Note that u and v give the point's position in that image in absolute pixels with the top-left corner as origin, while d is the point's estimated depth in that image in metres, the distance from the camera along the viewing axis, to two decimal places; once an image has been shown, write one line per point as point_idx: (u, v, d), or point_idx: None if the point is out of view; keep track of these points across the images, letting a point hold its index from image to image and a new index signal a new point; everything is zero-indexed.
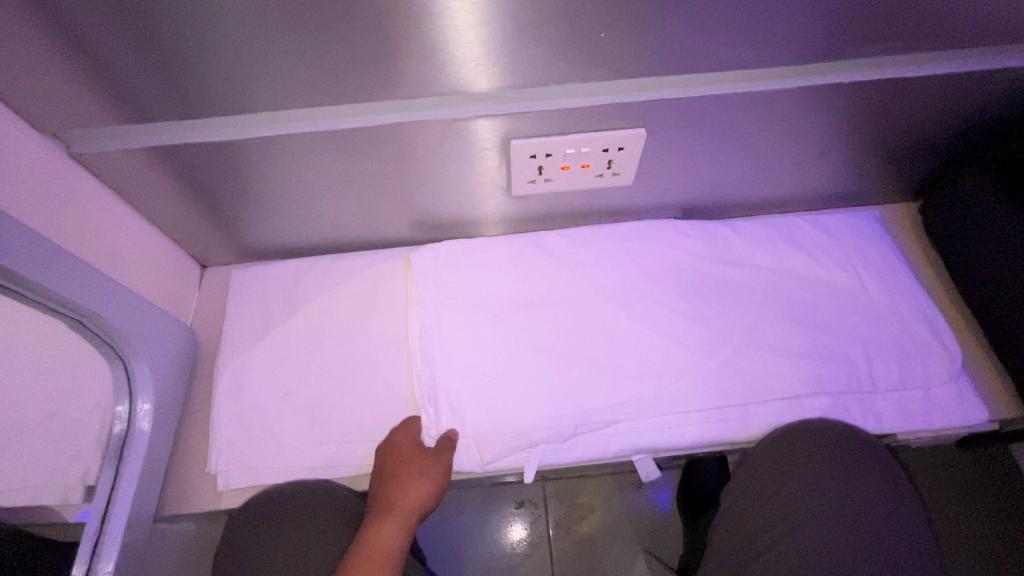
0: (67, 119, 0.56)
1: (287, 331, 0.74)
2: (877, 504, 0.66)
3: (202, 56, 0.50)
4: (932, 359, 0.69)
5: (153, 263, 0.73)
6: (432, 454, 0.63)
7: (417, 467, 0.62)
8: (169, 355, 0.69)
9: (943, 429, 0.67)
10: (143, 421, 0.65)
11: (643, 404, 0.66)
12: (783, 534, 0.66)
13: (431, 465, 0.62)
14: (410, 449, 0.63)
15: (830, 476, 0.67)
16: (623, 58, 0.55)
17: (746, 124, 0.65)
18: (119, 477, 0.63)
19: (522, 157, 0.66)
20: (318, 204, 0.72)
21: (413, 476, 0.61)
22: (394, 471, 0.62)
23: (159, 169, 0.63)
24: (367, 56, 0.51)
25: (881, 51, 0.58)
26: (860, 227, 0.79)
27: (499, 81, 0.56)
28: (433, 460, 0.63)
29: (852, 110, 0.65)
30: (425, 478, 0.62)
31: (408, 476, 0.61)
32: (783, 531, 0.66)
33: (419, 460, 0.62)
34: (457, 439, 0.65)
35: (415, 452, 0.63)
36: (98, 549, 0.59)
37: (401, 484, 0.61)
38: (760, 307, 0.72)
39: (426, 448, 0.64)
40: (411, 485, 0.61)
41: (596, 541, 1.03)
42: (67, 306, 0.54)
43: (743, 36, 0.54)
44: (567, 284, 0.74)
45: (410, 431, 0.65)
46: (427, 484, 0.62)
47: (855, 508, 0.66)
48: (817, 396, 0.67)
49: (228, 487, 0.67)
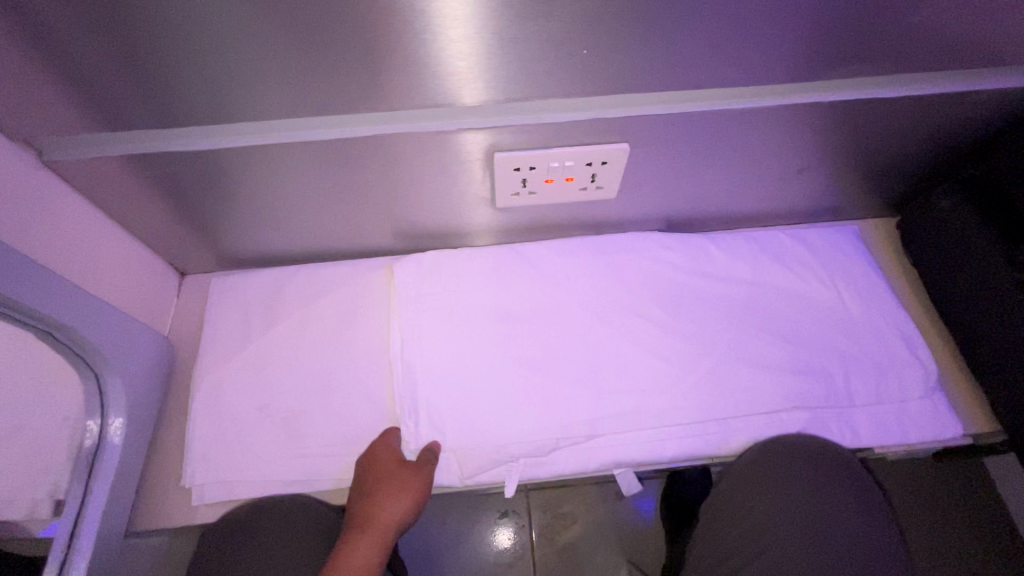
0: (38, 125, 0.54)
1: (267, 342, 0.73)
2: (852, 519, 0.66)
3: (182, 64, 0.49)
4: (910, 375, 0.70)
5: (129, 271, 0.72)
6: (414, 469, 0.63)
7: (398, 481, 0.61)
8: (143, 366, 0.68)
9: (919, 444, 0.68)
10: (115, 434, 0.64)
11: (626, 418, 0.66)
12: (760, 551, 0.65)
13: (412, 480, 0.62)
14: (392, 462, 0.62)
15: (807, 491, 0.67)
16: (607, 74, 0.55)
17: (729, 140, 0.66)
18: (88, 493, 0.61)
19: (506, 170, 0.65)
20: (300, 213, 0.71)
21: (393, 491, 0.61)
22: (375, 485, 0.61)
23: (135, 176, 0.62)
24: (349, 69, 0.51)
25: (859, 72, 0.59)
26: (840, 242, 0.80)
27: (482, 95, 0.56)
28: (415, 474, 0.62)
29: (832, 128, 0.66)
30: (406, 493, 0.61)
31: (389, 491, 0.61)
32: (761, 548, 0.65)
33: (401, 474, 0.62)
34: (439, 452, 0.65)
35: (397, 466, 0.62)
36: (65, 567, 0.58)
37: (382, 499, 0.60)
38: (741, 321, 0.73)
39: (407, 462, 0.63)
40: (392, 500, 0.60)
41: (579, 551, 1.03)
42: (38, 318, 0.52)
43: (726, 54, 0.54)
44: (549, 296, 0.74)
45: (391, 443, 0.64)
46: (408, 498, 0.61)
47: (831, 524, 0.66)
48: (796, 410, 0.68)
49: (203, 501, 0.65)
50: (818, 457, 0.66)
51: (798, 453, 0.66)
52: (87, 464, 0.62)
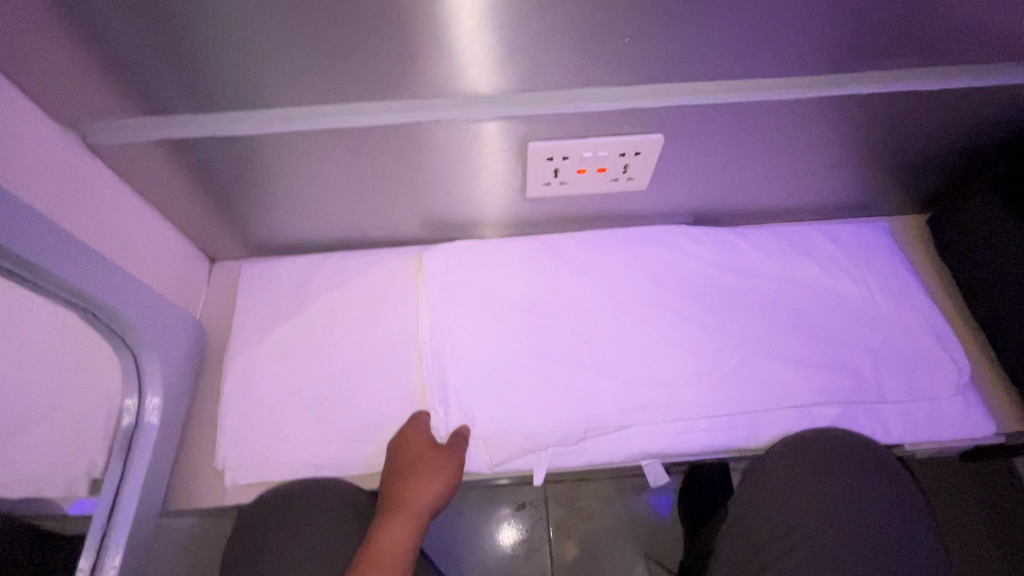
0: (83, 108, 0.55)
1: (297, 328, 0.74)
2: (885, 507, 0.66)
3: (227, 49, 0.50)
4: (940, 372, 0.70)
5: (164, 255, 0.73)
6: (443, 453, 0.63)
7: (429, 464, 0.62)
8: (178, 349, 0.69)
9: (950, 441, 0.68)
10: (152, 414, 0.65)
11: (654, 410, 0.67)
12: (795, 543, 0.65)
13: (443, 463, 0.62)
14: (423, 446, 0.63)
15: (842, 482, 0.66)
16: (645, 63, 0.55)
17: (763, 132, 0.65)
18: (126, 472, 0.62)
19: (538, 160, 0.66)
20: (331, 201, 0.72)
21: (425, 473, 0.61)
22: (407, 468, 0.62)
23: (174, 161, 0.63)
24: (388, 54, 0.51)
25: (899, 64, 0.58)
26: (870, 238, 0.79)
27: (518, 83, 0.56)
28: (444, 458, 0.62)
29: (868, 122, 0.65)
30: (437, 476, 0.61)
31: (421, 474, 0.61)
32: (795, 539, 0.65)
33: (432, 457, 0.62)
34: (468, 438, 0.65)
35: (427, 449, 0.63)
36: (104, 544, 0.60)
37: (414, 482, 0.61)
38: (769, 316, 0.73)
39: (437, 445, 0.64)
40: (424, 482, 0.60)
41: (597, 544, 1.03)
42: (81, 297, 0.54)
43: (767, 44, 0.54)
44: (577, 288, 0.74)
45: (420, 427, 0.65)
46: (440, 481, 0.61)
47: (864, 513, 0.66)
48: (826, 406, 0.68)
49: (235, 483, 0.66)
50: (853, 451, 0.66)
51: (832, 448, 0.66)
52: (126, 442, 0.63)
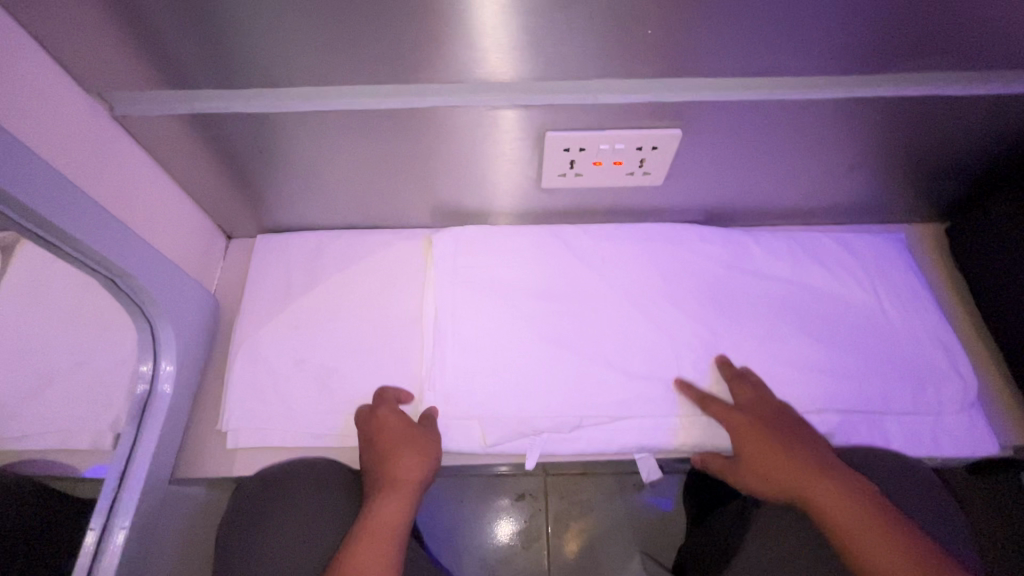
0: (110, 79, 0.56)
1: (307, 306, 0.75)
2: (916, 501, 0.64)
3: (248, 26, 0.50)
4: (948, 388, 0.69)
5: (182, 229, 0.74)
6: (423, 430, 0.64)
7: (411, 441, 0.62)
8: (193, 321, 0.71)
9: (952, 457, 0.67)
10: (166, 382, 0.67)
11: (652, 403, 0.67)
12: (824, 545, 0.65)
13: (423, 440, 0.63)
14: (397, 425, 0.64)
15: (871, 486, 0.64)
16: (665, 57, 0.55)
17: (781, 132, 0.65)
18: (139, 437, 0.64)
19: (555, 150, 0.66)
20: (346, 184, 0.72)
21: (405, 450, 0.61)
22: (387, 448, 0.62)
23: (195, 137, 0.64)
24: (409, 38, 0.52)
25: (924, 68, 0.57)
26: (886, 249, 0.78)
27: (539, 71, 0.56)
28: (421, 432, 0.63)
29: (889, 127, 0.64)
30: (418, 452, 0.62)
31: (403, 451, 0.61)
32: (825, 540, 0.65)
33: (410, 435, 0.63)
34: (438, 415, 0.66)
35: (406, 428, 0.63)
36: (115, 506, 0.61)
37: (396, 460, 0.61)
38: (777, 319, 0.72)
39: (410, 423, 0.64)
40: (407, 459, 0.61)
41: (595, 538, 1.04)
42: (102, 264, 0.56)
43: (791, 42, 0.53)
44: (585, 279, 0.74)
45: (391, 409, 0.65)
46: (425, 455, 0.62)
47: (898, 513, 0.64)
48: (825, 413, 0.67)
49: (237, 446, 0.68)
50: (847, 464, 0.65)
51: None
52: (140, 407, 0.65)
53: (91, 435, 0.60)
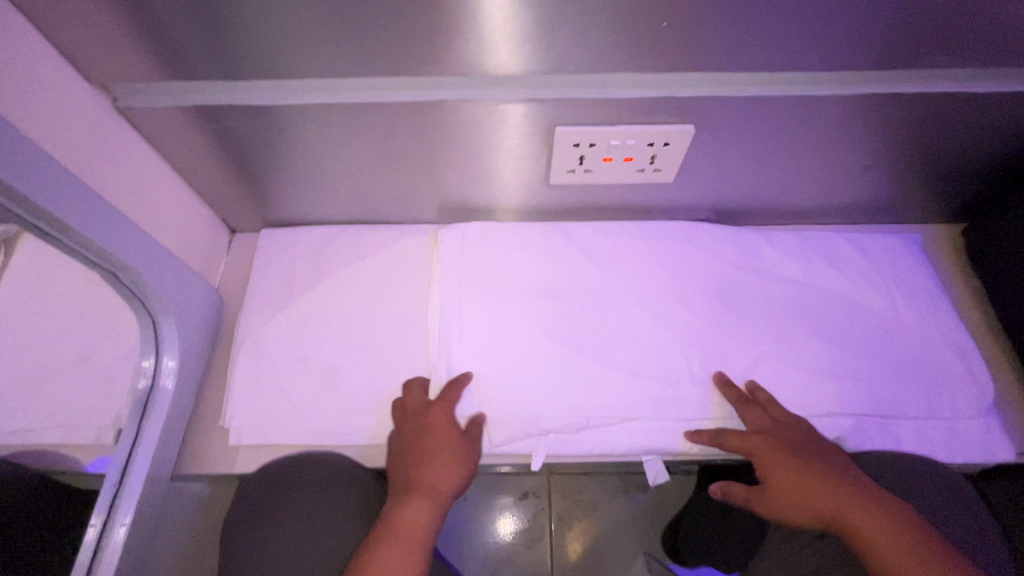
0: (113, 70, 0.56)
1: (311, 302, 0.74)
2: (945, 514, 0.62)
3: (252, 16, 0.49)
4: (963, 393, 0.68)
5: (185, 223, 0.73)
6: (467, 441, 0.62)
7: (453, 449, 0.61)
8: (196, 316, 0.70)
9: (966, 463, 0.66)
10: (167, 378, 0.66)
11: (661, 404, 0.66)
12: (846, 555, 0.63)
13: (466, 452, 0.61)
14: (446, 428, 0.62)
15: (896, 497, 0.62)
16: (679, 50, 0.53)
17: (796, 129, 0.63)
18: (140, 434, 0.64)
19: (565, 146, 0.64)
20: (352, 178, 0.71)
21: (447, 459, 0.60)
22: (429, 451, 0.60)
23: (199, 129, 0.63)
24: (418, 30, 0.51)
25: (945, 64, 0.56)
26: (900, 249, 0.77)
27: (549, 65, 0.55)
28: (465, 444, 0.61)
29: (908, 125, 0.63)
30: (458, 462, 0.60)
31: (443, 458, 0.60)
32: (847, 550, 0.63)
33: (455, 443, 0.61)
34: (484, 422, 0.65)
35: (453, 435, 0.62)
36: (117, 500, 0.61)
37: (436, 465, 0.59)
38: (788, 320, 0.71)
39: (457, 429, 0.62)
40: (446, 468, 0.59)
41: (598, 538, 1.03)
42: (105, 258, 0.55)
43: (812, 36, 0.52)
44: (593, 277, 0.73)
45: (447, 411, 0.63)
46: (461, 467, 0.60)
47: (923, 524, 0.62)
48: (836, 417, 0.66)
49: (239, 443, 0.67)
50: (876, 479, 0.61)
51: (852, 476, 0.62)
52: (142, 403, 0.65)
53: (92, 430, 0.60)
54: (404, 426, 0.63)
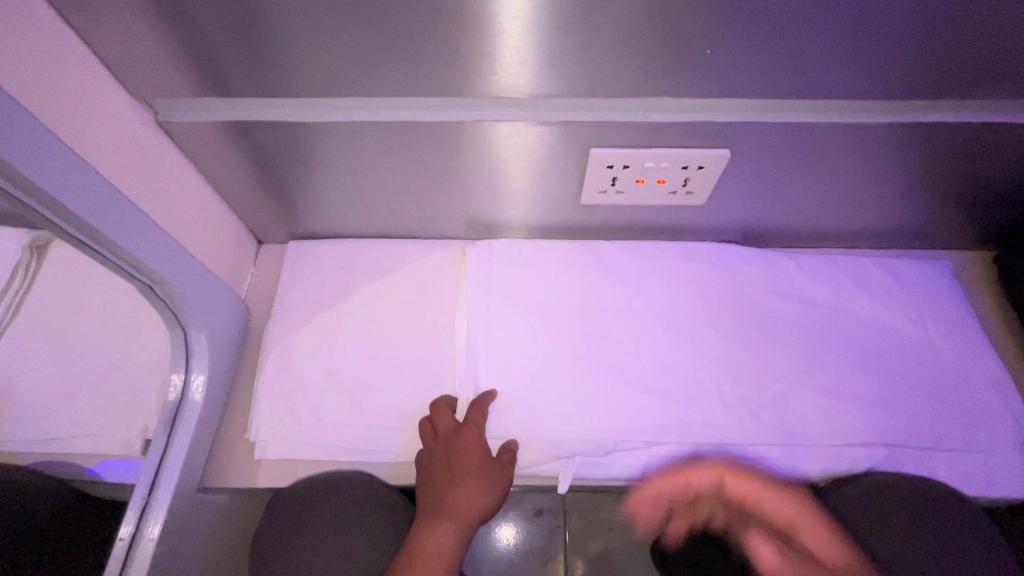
0: (158, 86, 0.57)
1: (338, 315, 0.74)
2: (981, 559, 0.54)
3: (297, 39, 0.50)
4: (999, 424, 0.67)
5: (216, 234, 0.73)
6: (498, 466, 0.61)
7: (484, 473, 0.60)
8: (225, 328, 0.70)
9: (1002, 498, 0.64)
10: (197, 391, 0.67)
11: (688, 429, 0.65)
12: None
13: (496, 477, 0.60)
14: (476, 452, 0.61)
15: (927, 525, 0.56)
16: (718, 77, 0.53)
17: (833, 155, 0.63)
18: (169, 445, 0.64)
19: (598, 167, 0.64)
20: (382, 194, 0.72)
21: (476, 482, 0.59)
22: (459, 473, 0.59)
23: (235, 144, 0.64)
24: (459, 54, 0.51)
25: (987, 94, 0.55)
26: (932, 276, 0.76)
27: (588, 89, 0.55)
28: (496, 469, 0.60)
29: (946, 153, 0.62)
30: (487, 486, 0.59)
31: (472, 481, 0.59)
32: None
33: (485, 467, 0.60)
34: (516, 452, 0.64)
35: (483, 459, 0.61)
36: (145, 513, 0.61)
37: (465, 488, 0.58)
38: (819, 345, 0.70)
39: (489, 455, 0.61)
40: (475, 492, 0.58)
41: (614, 558, 1.02)
42: (143, 273, 0.56)
43: (854, 64, 0.51)
44: (621, 297, 0.73)
45: (477, 435, 0.62)
46: (489, 492, 0.59)
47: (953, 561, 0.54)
48: (870, 447, 0.65)
49: (265, 456, 0.67)
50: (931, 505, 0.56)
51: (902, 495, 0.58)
52: (171, 415, 0.65)
53: (122, 440, 0.60)
54: (433, 450, 0.62)
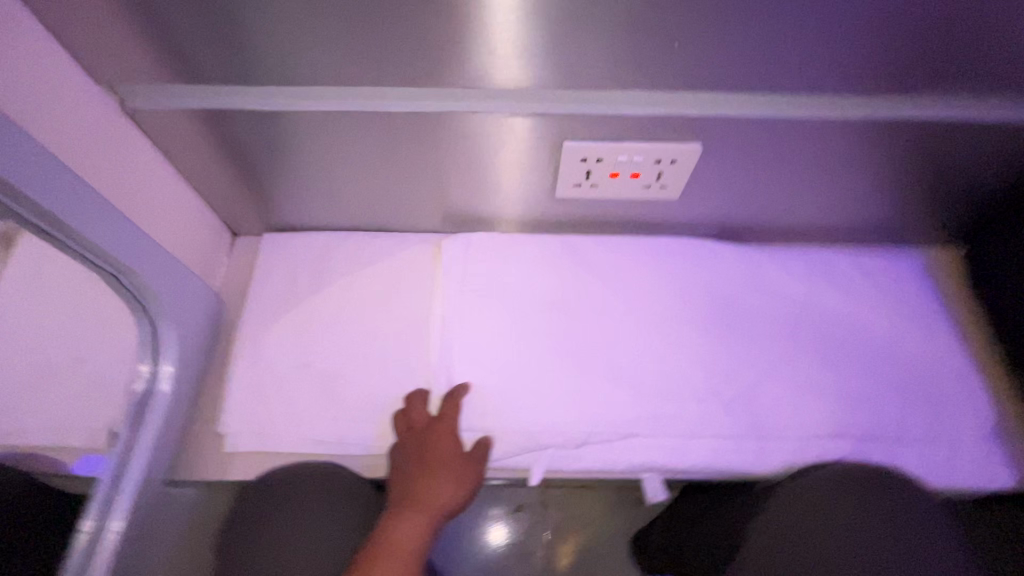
0: (123, 71, 0.56)
1: (313, 308, 0.74)
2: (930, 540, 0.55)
3: (263, 23, 0.49)
4: (963, 419, 0.68)
5: (187, 225, 0.72)
6: (471, 460, 0.61)
7: (455, 466, 0.60)
8: (197, 317, 0.70)
9: (967, 490, 0.66)
10: (165, 380, 0.65)
11: (660, 421, 0.66)
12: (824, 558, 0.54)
13: (467, 470, 0.60)
14: (450, 445, 0.61)
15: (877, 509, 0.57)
16: (687, 70, 0.54)
17: (803, 151, 0.63)
18: (136, 438, 0.62)
19: (572, 159, 0.64)
20: (356, 185, 0.71)
21: (446, 474, 0.59)
22: (430, 465, 0.59)
23: (204, 132, 0.63)
24: (428, 41, 0.51)
25: (952, 90, 0.56)
26: (900, 273, 0.78)
27: (559, 79, 0.55)
28: (469, 463, 0.61)
29: (913, 150, 0.63)
30: (458, 480, 0.59)
31: (443, 474, 0.59)
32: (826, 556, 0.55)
33: (457, 460, 0.60)
34: (490, 448, 0.63)
35: (457, 452, 0.61)
36: (109, 507, 0.59)
37: (435, 479, 0.58)
38: (791, 340, 0.71)
39: (461, 449, 0.62)
40: (445, 485, 0.58)
41: (593, 553, 1.02)
42: (107, 261, 0.55)
43: (821, 58, 0.52)
44: (596, 291, 0.73)
45: (452, 428, 0.63)
46: (459, 485, 0.59)
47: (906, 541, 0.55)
48: (837, 440, 0.66)
49: (235, 449, 0.67)
50: (891, 500, 0.57)
51: (865, 488, 0.58)
52: (138, 406, 0.63)
53: (86, 433, 0.59)
54: (407, 442, 0.62)
